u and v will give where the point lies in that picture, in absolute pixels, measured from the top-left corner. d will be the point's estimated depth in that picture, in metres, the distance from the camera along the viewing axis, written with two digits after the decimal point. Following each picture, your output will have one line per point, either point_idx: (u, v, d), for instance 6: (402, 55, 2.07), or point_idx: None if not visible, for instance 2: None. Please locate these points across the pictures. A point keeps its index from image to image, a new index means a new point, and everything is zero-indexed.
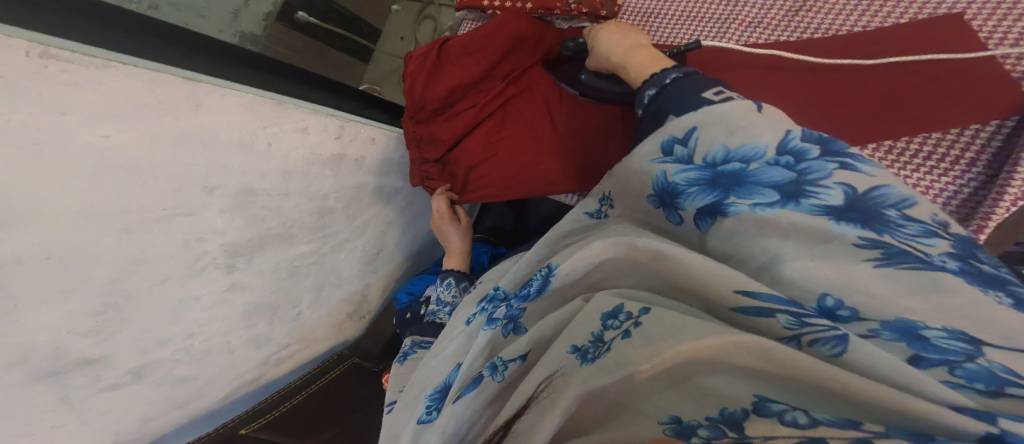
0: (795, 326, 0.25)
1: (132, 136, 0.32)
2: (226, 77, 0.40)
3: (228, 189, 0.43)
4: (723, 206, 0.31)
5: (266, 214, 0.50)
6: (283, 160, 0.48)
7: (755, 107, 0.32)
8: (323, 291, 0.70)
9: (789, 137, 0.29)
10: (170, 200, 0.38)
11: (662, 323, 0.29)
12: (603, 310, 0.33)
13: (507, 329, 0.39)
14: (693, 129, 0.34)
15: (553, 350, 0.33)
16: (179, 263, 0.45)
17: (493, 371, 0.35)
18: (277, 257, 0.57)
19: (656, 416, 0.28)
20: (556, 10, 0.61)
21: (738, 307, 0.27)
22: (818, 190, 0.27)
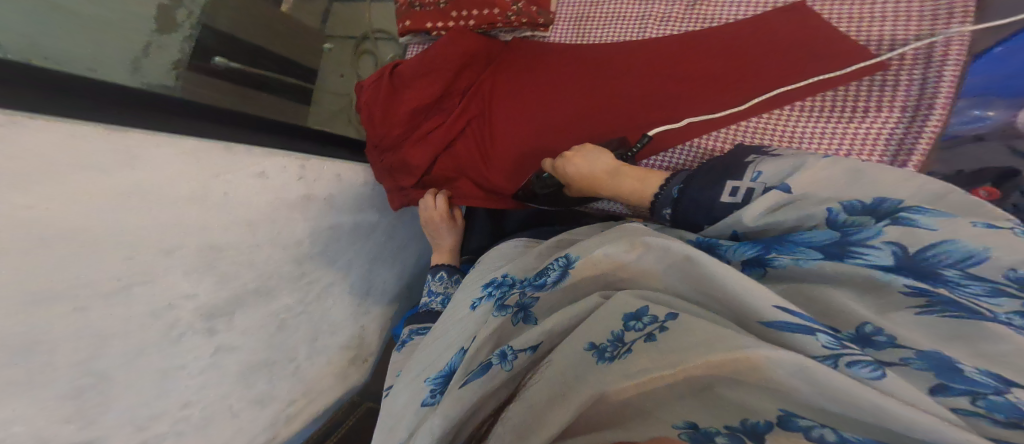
0: (834, 346, 0.25)
1: (65, 205, 0.30)
2: (153, 126, 0.37)
3: (189, 248, 0.41)
4: (767, 259, 0.33)
5: (237, 271, 0.48)
6: (246, 209, 0.46)
7: (787, 192, 0.34)
8: (318, 340, 0.67)
9: (835, 212, 0.31)
10: (123, 271, 0.36)
11: (695, 331, 0.30)
12: (628, 310, 0.34)
13: (518, 317, 0.41)
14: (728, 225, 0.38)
15: (571, 345, 0.35)
16: (152, 334, 0.42)
17: (503, 359, 0.37)
18: (260, 313, 0.54)
19: (669, 421, 0.30)
20: (498, 23, 0.60)
21: (777, 320, 0.28)
22: (863, 250, 0.28)
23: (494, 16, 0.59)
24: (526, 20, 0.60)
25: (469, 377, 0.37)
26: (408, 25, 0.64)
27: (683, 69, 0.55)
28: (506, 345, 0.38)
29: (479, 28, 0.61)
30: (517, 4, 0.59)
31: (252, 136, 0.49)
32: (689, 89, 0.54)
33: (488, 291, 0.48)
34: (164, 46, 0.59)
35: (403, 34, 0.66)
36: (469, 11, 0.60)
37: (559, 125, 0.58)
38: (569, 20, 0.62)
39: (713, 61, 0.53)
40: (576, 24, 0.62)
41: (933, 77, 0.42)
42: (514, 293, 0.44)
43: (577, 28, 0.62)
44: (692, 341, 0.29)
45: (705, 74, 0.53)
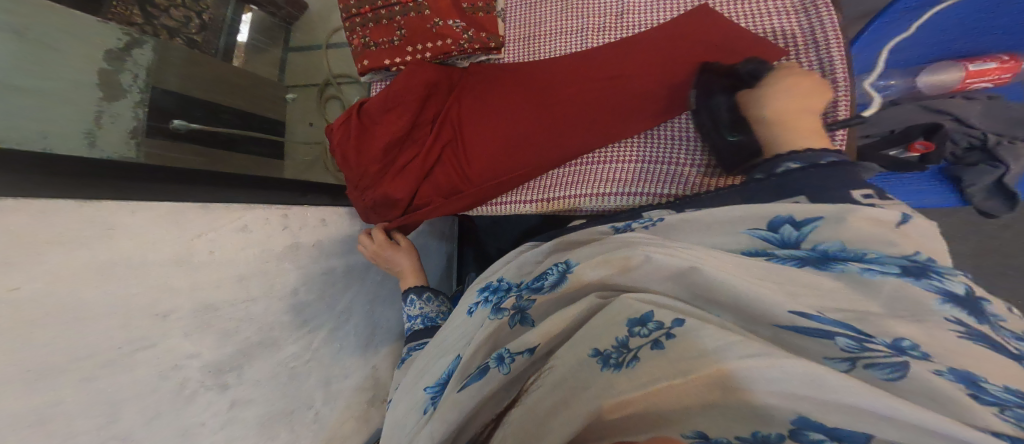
0: (853, 349, 0.25)
1: (58, 282, 0.33)
2: (129, 195, 0.41)
3: (184, 310, 0.44)
4: (828, 264, 0.31)
5: (237, 326, 0.50)
6: (235, 264, 0.50)
7: (897, 220, 0.32)
8: (333, 384, 0.66)
9: (916, 256, 0.30)
10: (123, 337, 0.38)
11: (700, 341, 0.26)
12: (631, 315, 0.30)
13: (514, 319, 0.39)
14: (816, 217, 0.33)
15: (573, 352, 0.31)
16: (162, 396, 0.42)
17: (500, 362, 0.35)
18: (269, 364, 0.55)
19: (678, 428, 0.27)
20: (453, 53, 0.63)
21: (794, 326, 0.27)
22: (939, 276, 0.28)
23: (447, 46, 0.63)
24: (479, 45, 0.62)
25: (467, 380, 0.35)
26: (367, 63, 0.66)
27: (632, 65, 0.56)
28: (505, 347, 0.35)
29: (435, 59, 0.64)
30: (466, 32, 0.62)
31: (229, 195, 0.53)
32: (640, 82, 0.56)
33: (484, 296, 0.46)
34: (116, 115, 0.60)
35: (363, 73, 0.68)
36: (422, 45, 0.63)
37: (519, 141, 0.61)
38: (517, 41, 0.65)
39: (659, 55, 0.55)
40: (523, 44, 0.65)
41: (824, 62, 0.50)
42: (510, 295, 0.42)
43: (525, 47, 0.65)
44: (701, 350, 0.26)
45: (655, 67, 0.55)
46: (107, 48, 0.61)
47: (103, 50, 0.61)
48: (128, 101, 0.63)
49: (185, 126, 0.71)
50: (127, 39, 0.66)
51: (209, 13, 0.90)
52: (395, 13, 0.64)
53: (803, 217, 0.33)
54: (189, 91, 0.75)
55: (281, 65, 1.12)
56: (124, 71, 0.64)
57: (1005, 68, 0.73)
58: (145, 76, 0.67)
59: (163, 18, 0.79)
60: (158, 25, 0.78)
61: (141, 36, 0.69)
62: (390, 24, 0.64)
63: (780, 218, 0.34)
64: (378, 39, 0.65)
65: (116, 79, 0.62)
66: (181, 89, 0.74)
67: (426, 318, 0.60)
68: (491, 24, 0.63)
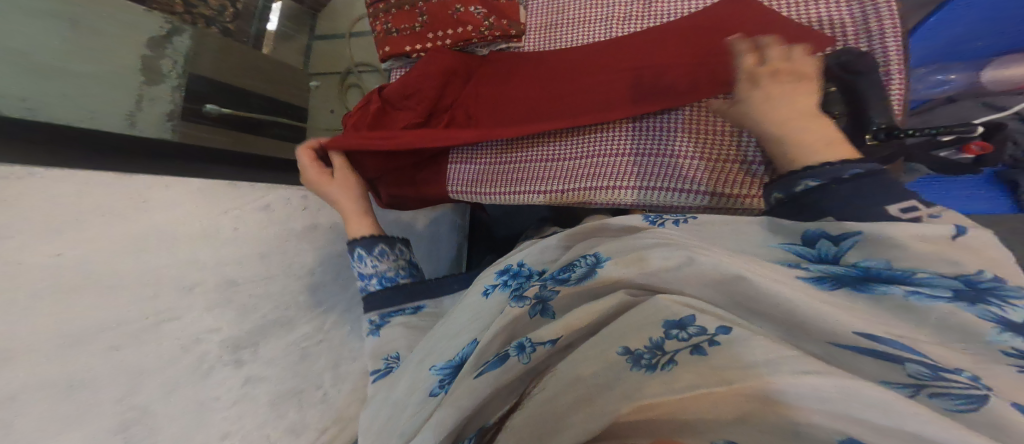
0: (924, 377, 0.21)
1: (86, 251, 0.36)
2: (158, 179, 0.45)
3: (207, 284, 0.46)
4: (861, 286, 0.26)
5: (255, 302, 0.52)
6: (253, 243, 0.52)
7: (954, 234, 0.25)
8: (343, 366, 0.62)
9: (981, 276, 0.23)
10: (150, 307, 0.40)
11: (748, 353, 0.24)
12: (669, 316, 0.28)
13: (535, 309, 0.36)
14: (856, 231, 0.28)
15: (601, 348, 0.29)
16: (180, 369, 0.43)
17: (520, 351, 0.32)
18: (283, 342, 0.55)
19: (706, 439, 0.25)
20: (473, 40, 0.64)
21: (856, 344, 0.23)
22: (1005, 303, 0.22)
23: (468, 33, 0.64)
24: (499, 32, 0.63)
25: (483, 366, 0.33)
26: (388, 50, 0.67)
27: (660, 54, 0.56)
28: (527, 336, 0.33)
29: (456, 46, 0.66)
30: (487, 19, 0.63)
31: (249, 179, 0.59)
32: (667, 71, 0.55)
33: (502, 279, 0.46)
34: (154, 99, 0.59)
35: (385, 60, 0.69)
36: (443, 32, 0.64)
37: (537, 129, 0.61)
38: (539, 31, 0.66)
39: (688, 44, 0.55)
40: (545, 34, 0.65)
41: (875, 53, 0.47)
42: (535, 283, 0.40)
43: (547, 36, 0.65)
44: (743, 363, 0.23)
45: (682, 55, 0.55)
46: (151, 36, 0.61)
47: (144, 37, 0.60)
48: (166, 87, 0.62)
49: (217, 112, 0.70)
50: (170, 27, 0.65)
51: (242, 1, 0.88)
52: (417, 1, 0.65)
53: (839, 232, 0.28)
54: (224, 78, 0.76)
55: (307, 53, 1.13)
56: (165, 57, 0.63)
57: None
58: (184, 63, 0.67)
59: (201, 7, 0.77)
60: (196, 13, 0.76)
61: (181, 24, 0.68)
62: (411, 11, 0.65)
63: (814, 233, 0.29)
64: (398, 25, 0.66)
65: (156, 64, 0.61)
66: (216, 77, 0.74)
67: (379, 276, 0.58)
68: (511, 11, 0.64)
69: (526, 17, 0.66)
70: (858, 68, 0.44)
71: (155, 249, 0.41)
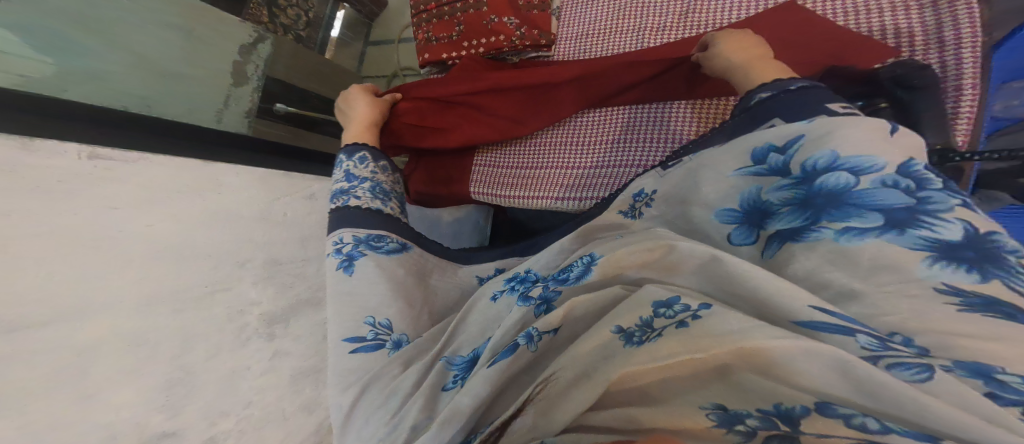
0: (877, 346, 0.21)
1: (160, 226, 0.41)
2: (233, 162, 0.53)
3: (256, 261, 0.51)
4: (806, 229, 0.27)
5: (293, 281, 0.57)
6: (298, 227, 0.58)
7: (886, 130, 0.28)
8: None
9: (911, 164, 0.26)
10: (208, 277, 0.45)
11: (726, 320, 0.24)
12: (656, 298, 0.29)
13: (540, 308, 0.34)
14: (798, 136, 0.30)
15: (596, 331, 0.29)
16: (223, 336, 0.47)
17: (529, 339, 0.31)
18: (310, 322, 0.59)
19: (693, 403, 0.26)
20: (505, 48, 0.69)
21: (811, 322, 0.23)
22: (934, 222, 0.23)
23: (500, 42, 0.69)
24: (529, 42, 0.69)
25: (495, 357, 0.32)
26: (427, 57, 0.75)
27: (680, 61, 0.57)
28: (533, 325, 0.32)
29: (488, 54, 0.71)
30: (518, 29, 0.68)
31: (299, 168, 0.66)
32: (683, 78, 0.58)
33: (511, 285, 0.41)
34: (239, 98, 0.75)
35: (425, 66, 0.77)
36: (477, 41, 0.70)
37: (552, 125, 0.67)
38: (572, 39, 0.69)
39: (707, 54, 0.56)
40: (579, 43, 0.69)
41: (948, 65, 0.47)
42: (536, 285, 0.37)
43: (581, 45, 0.68)
44: (718, 334, 0.24)
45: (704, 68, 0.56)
46: (241, 43, 0.77)
47: (238, 45, 0.77)
48: (249, 87, 0.78)
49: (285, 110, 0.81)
50: (257, 36, 0.81)
51: (313, 12, 0.99)
52: (455, 10, 0.71)
53: (785, 142, 0.30)
54: (292, 79, 0.86)
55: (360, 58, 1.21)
56: (250, 62, 0.79)
57: None
58: (263, 67, 0.81)
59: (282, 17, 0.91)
60: (277, 23, 0.89)
61: (265, 33, 0.83)
62: (450, 20, 0.72)
63: (761, 150, 0.31)
64: (437, 34, 0.73)
65: (243, 69, 0.78)
66: (286, 78, 0.85)
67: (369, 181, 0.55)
68: (542, 22, 0.68)
69: (557, 28, 0.70)
70: (915, 84, 0.44)
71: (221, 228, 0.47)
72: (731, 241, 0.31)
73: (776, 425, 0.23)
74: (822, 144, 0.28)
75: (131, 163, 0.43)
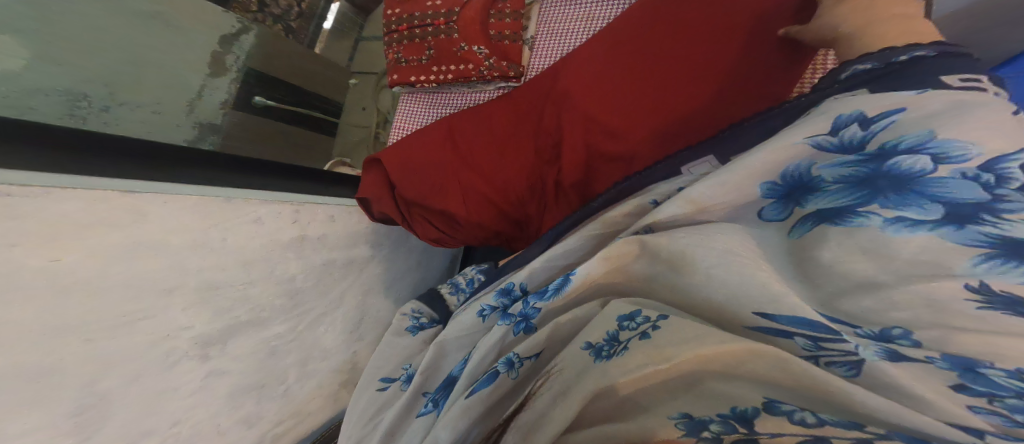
0: (812, 348, 0.27)
1: (99, 270, 0.36)
2: (170, 182, 0.43)
3: (188, 287, 0.45)
4: (847, 214, 0.26)
5: (232, 304, 0.51)
6: (242, 250, 0.50)
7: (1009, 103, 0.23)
8: (309, 364, 0.64)
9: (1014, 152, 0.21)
10: (128, 308, 0.40)
11: (683, 329, 0.33)
12: (621, 312, 0.37)
13: (519, 326, 0.42)
14: (900, 108, 0.25)
15: (571, 348, 0.39)
16: (147, 362, 0.44)
17: (509, 366, 0.40)
18: (252, 341, 0.55)
19: (667, 412, 0.34)
20: (474, 77, 0.66)
21: (756, 327, 0.29)
22: (1001, 220, 0.20)
23: (469, 70, 0.65)
24: (499, 73, 0.64)
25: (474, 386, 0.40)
26: (396, 78, 0.71)
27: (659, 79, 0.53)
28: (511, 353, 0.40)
29: (458, 82, 0.67)
30: (489, 59, 0.64)
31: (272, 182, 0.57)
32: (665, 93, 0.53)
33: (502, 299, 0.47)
34: (213, 90, 0.89)
35: (394, 86, 0.73)
36: (447, 67, 0.67)
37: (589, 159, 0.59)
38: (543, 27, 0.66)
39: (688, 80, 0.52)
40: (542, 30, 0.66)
41: None
42: (519, 302, 0.44)
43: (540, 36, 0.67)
44: (678, 339, 0.33)
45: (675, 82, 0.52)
46: (222, 34, 0.89)
47: (218, 35, 0.89)
48: (226, 77, 0.92)
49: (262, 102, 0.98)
50: (241, 27, 0.94)
51: (307, 2, 1.10)
52: (428, 34, 0.67)
53: (874, 113, 0.26)
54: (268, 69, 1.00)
55: (354, 53, 1.23)
56: (230, 52, 0.92)
57: None
58: (244, 58, 0.95)
59: (271, 6, 1.01)
60: (267, 13, 1.00)
61: (251, 24, 0.95)
62: (421, 43, 0.68)
63: (847, 117, 0.27)
64: (409, 56, 0.70)
65: (223, 59, 0.91)
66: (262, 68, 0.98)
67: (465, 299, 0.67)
68: (514, 53, 0.65)
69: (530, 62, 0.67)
70: None
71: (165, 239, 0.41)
72: (764, 213, 0.31)
73: (734, 427, 0.32)
74: (928, 123, 0.24)
75: (38, 199, 0.32)
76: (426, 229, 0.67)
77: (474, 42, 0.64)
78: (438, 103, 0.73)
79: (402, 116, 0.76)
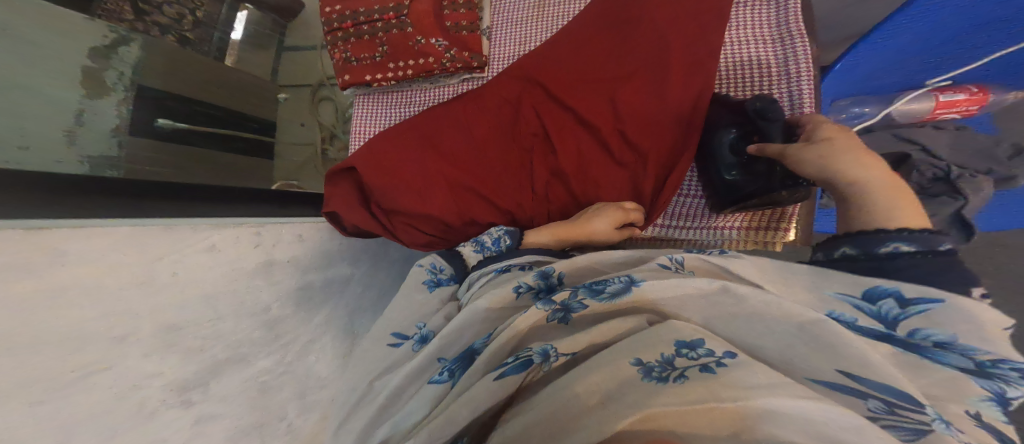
0: (882, 410, 0.26)
1: (13, 324, 0.32)
2: (39, 215, 0.38)
3: (144, 331, 0.40)
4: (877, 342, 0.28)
5: (203, 343, 0.46)
6: (199, 284, 0.46)
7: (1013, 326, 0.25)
8: (308, 397, 0.58)
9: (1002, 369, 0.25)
10: (74, 359, 0.35)
11: (748, 374, 0.28)
12: (681, 337, 0.33)
13: (555, 317, 0.40)
14: (934, 298, 0.27)
15: (620, 359, 0.33)
16: (119, 416, 0.38)
17: (544, 356, 0.37)
18: (236, 380, 0.49)
19: None
20: (435, 71, 0.62)
21: (824, 380, 0.28)
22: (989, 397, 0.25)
23: (429, 64, 0.61)
24: (459, 63, 0.60)
25: (502, 370, 0.37)
26: (348, 79, 0.66)
27: (639, 40, 0.49)
28: (549, 344, 0.38)
29: (418, 77, 0.63)
30: (448, 51, 0.60)
31: (191, 212, 0.53)
32: (646, 58, 0.49)
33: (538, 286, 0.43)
34: (96, 113, 0.73)
35: (346, 88, 0.68)
36: (404, 62, 0.62)
37: (570, 134, 0.53)
38: (500, 19, 0.63)
39: (668, 38, 0.48)
40: (503, 23, 0.63)
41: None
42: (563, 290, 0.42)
43: (498, 26, 0.63)
44: (750, 382, 0.27)
45: (653, 46, 0.49)
46: (92, 46, 0.76)
47: (88, 48, 0.75)
48: (113, 97, 0.77)
49: (166, 125, 0.86)
50: (117, 37, 0.82)
51: (201, 11, 1.03)
52: (377, 30, 0.62)
53: (914, 294, 0.27)
54: (171, 88, 0.89)
55: (275, 73, 1.26)
56: (110, 67, 0.78)
57: (974, 100, 0.73)
58: (131, 74, 0.82)
59: (155, 15, 0.92)
60: (149, 21, 0.91)
61: (132, 36, 0.85)
62: (372, 40, 0.63)
63: (884, 289, 0.28)
64: (358, 54, 0.64)
65: (101, 76, 0.76)
66: (163, 86, 0.88)
67: None
68: (475, 43, 0.61)
69: (488, 50, 0.63)
70: (771, 115, 0.43)
71: (97, 278, 0.38)
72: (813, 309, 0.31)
73: None
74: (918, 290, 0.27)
75: None
76: (412, 236, 0.58)
77: (429, 35, 0.60)
78: (401, 103, 0.68)
79: (359, 122, 0.72)
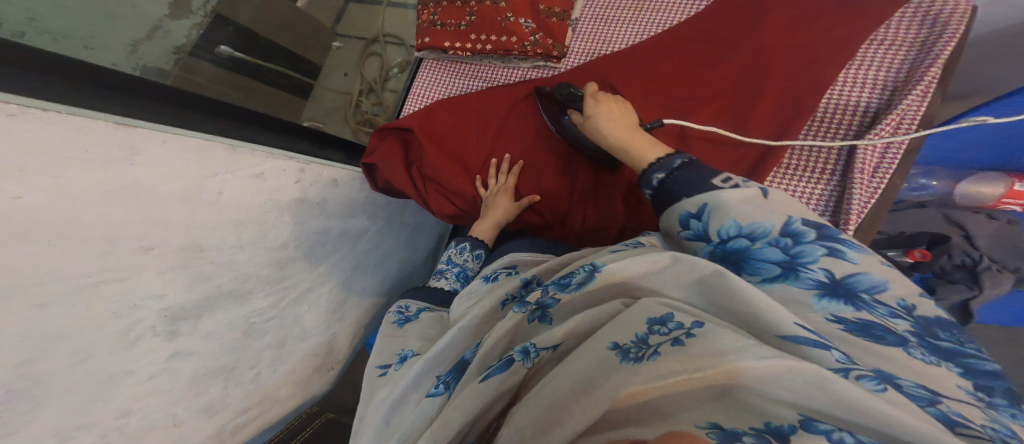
0: (844, 360, 0.22)
1: (59, 218, 0.28)
2: (147, 117, 0.35)
3: (169, 247, 0.37)
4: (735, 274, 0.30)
5: (214, 271, 0.42)
6: (235, 208, 0.43)
7: (761, 192, 0.30)
8: (285, 346, 0.57)
9: (791, 222, 0.28)
10: (94, 265, 0.31)
11: (718, 339, 0.24)
12: (650, 313, 0.28)
13: (534, 315, 0.35)
14: (702, 203, 0.32)
15: (592, 342, 0.28)
16: (110, 336, 0.35)
17: (525, 355, 0.31)
18: (226, 318, 0.46)
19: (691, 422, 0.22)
20: (514, 51, 0.61)
21: (786, 340, 0.24)
22: (810, 268, 0.26)
23: (510, 43, 0.60)
24: (539, 49, 0.60)
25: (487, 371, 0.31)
26: (426, 41, 0.65)
27: (721, 77, 0.53)
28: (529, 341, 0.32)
29: (495, 53, 0.62)
30: (534, 35, 0.60)
31: (269, 140, 0.50)
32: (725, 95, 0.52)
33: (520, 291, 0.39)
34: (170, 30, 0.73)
35: (421, 50, 0.67)
36: (487, 36, 0.61)
37: None
38: (591, 19, 0.64)
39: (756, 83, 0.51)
40: (597, 24, 0.64)
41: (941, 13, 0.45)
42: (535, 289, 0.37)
43: (589, 25, 0.64)
44: (724, 348, 0.24)
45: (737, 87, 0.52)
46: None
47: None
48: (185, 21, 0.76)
49: (229, 54, 0.82)
50: None
51: None
52: None
53: (695, 207, 0.32)
54: (254, 27, 0.86)
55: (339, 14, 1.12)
56: None
57: None
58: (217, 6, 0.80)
59: None
60: None
61: None
62: (462, 7, 0.62)
63: (680, 217, 0.33)
64: (445, 19, 0.64)
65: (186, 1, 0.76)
66: (249, 23, 0.85)
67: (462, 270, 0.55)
68: (561, 33, 0.61)
69: (573, 42, 0.64)
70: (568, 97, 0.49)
71: (148, 185, 0.33)
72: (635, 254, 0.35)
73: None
74: (685, 204, 0.33)
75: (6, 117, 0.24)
76: (444, 206, 0.60)
77: (521, 16, 0.60)
78: (468, 74, 0.67)
79: (423, 83, 0.70)
